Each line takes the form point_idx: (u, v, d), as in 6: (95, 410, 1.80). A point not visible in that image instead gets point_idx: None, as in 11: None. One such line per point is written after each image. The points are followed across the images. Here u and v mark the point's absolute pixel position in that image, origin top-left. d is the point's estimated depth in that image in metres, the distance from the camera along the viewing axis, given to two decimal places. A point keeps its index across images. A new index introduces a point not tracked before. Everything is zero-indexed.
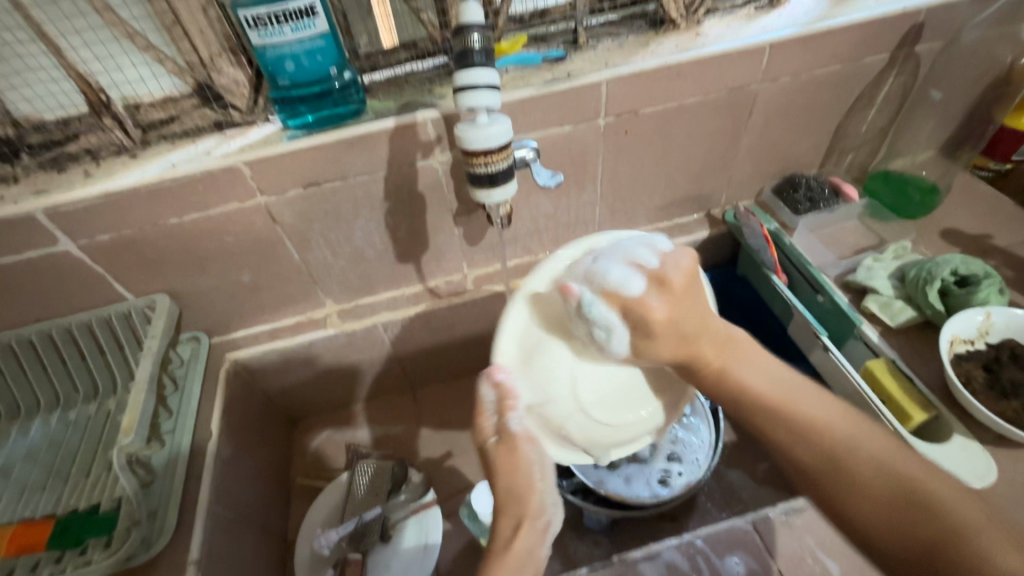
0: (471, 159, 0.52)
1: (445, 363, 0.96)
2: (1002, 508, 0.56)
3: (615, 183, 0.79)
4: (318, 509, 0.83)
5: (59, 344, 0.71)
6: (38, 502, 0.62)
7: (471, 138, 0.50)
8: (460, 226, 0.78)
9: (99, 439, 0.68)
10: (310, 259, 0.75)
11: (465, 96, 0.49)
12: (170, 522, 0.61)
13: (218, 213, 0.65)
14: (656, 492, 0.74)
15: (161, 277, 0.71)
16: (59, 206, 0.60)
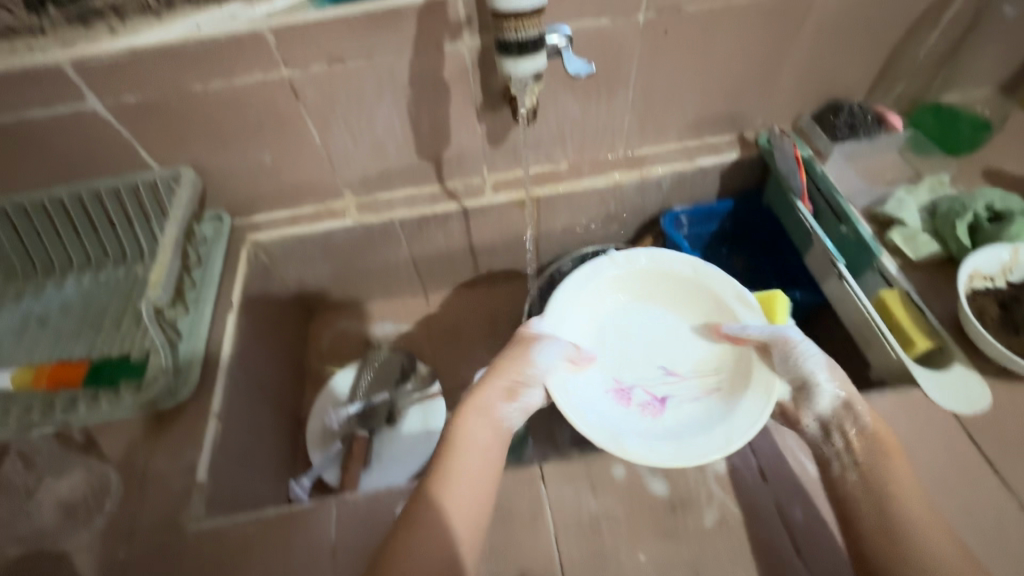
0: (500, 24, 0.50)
1: (459, 270, 0.98)
2: (991, 434, 0.57)
3: (647, 90, 0.76)
4: (330, 391, 0.88)
5: (87, 206, 0.73)
6: (73, 347, 0.66)
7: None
8: (483, 123, 0.76)
9: (127, 299, 0.71)
10: (331, 144, 0.75)
11: None
12: (192, 377, 0.65)
13: (241, 83, 0.65)
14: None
15: (185, 149, 0.71)
16: (85, 60, 0.60)
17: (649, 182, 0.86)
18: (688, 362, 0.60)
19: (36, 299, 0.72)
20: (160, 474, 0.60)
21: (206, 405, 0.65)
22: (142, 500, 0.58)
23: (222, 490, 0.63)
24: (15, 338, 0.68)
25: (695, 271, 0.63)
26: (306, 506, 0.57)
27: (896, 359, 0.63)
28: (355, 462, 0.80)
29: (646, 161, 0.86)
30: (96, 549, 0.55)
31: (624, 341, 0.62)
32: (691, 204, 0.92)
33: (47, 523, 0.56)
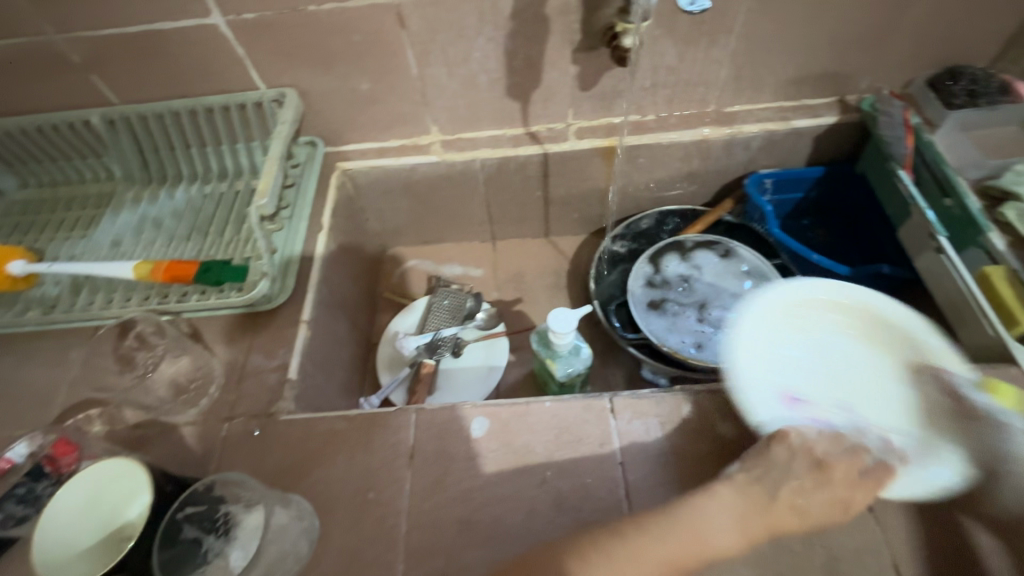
0: None
1: (530, 218, 0.99)
2: None
3: (751, 40, 0.73)
4: (401, 322, 0.93)
5: (200, 121, 0.78)
6: (184, 249, 0.73)
7: None
8: (577, 64, 0.75)
9: (230, 211, 0.77)
10: (427, 77, 0.76)
11: None
12: (288, 285, 0.70)
13: (352, 6, 0.67)
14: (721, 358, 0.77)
15: (292, 71, 0.75)
16: None
17: (738, 141, 0.84)
18: (866, 406, 0.56)
19: (152, 205, 0.79)
20: (258, 368, 0.65)
21: (298, 313, 0.70)
22: (242, 388, 0.64)
23: (309, 391, 0.68)
24: (136, 238, 0.76)
25: (909, 331, 0.59)
26: (387, 411, 0.62)
27: (994, 337, 0.61)
28: (422, 388, 0.83)
29: (737, 119, 0.83)
30: (202, 426, 0.62)
31: (802, 358, 0.60)
32: (778, 169, 0.89)
33: (162, 399, 0.63)
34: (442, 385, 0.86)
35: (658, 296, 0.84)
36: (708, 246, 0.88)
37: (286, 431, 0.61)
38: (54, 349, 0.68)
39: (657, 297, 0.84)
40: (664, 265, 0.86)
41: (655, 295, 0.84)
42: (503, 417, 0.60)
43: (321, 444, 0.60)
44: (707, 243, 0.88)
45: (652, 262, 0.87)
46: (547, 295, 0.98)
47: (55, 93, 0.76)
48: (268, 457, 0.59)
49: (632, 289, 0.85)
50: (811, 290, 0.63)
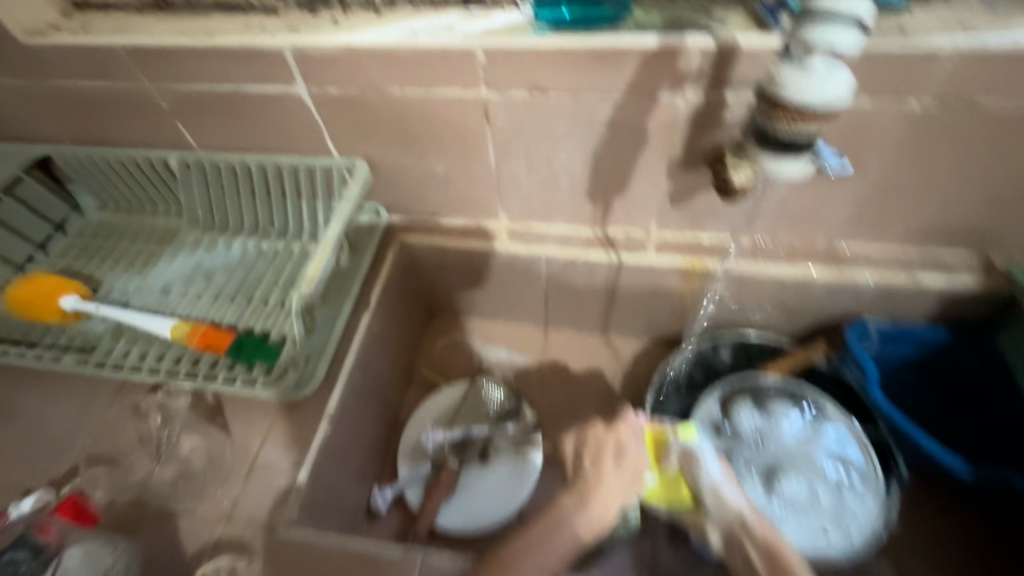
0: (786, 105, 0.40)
1: (589, 316, 0.90)
2: None
3: (883, 185, 0.62)
4: (430, 408, 0.86)
5: (269, 178, 0.76)
6: (226, 311, 0.70)
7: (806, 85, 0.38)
8: (671, 180, 0.67)
9: (280, 275, 0.74)
10: (504, 169, 0.71)
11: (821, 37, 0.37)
12: (318, 374, 0.64)
13: (439, 95, 0.62)
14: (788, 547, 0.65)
15: (366, 144, 0.71)
16: (304, 48, 0.61)
17: (846, 286, 0.72)
18: None
19: (208, 253, 0.78)
20: (270, 463, 0.60)
21: (323, 405, 0.64)
22: (248, 485, 0.59)
23: (319, 496, 0.62)
24: (184, 288, 0.74)
25: None
26: (394, 551, 0.55)
27: None
28: (439, 491, 0.77)
29: (849, 261, 0.71)
30: (201, 521, 0.57)
31: None
32: (891, 320, 0.76)
33: (167, 479, 0.59)
34: (459, 495, 0.78)
35: (723, 447, 0.73)
36: (791, 396, 0.75)
37: (284, 549, 0.56)
38: (83, 395, 0.66)
39: (721, 450, 0.73)
40: (736, 412, 0.75)
41: (718, 447, 0.73)
42: None
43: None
44: (791, 394, 0.75)
45: (723, 404, 0.76)
46: (595, 405, 0.89)
47: (142, 132, 0.77)
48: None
49: (695, 435, 0.74)
50: None
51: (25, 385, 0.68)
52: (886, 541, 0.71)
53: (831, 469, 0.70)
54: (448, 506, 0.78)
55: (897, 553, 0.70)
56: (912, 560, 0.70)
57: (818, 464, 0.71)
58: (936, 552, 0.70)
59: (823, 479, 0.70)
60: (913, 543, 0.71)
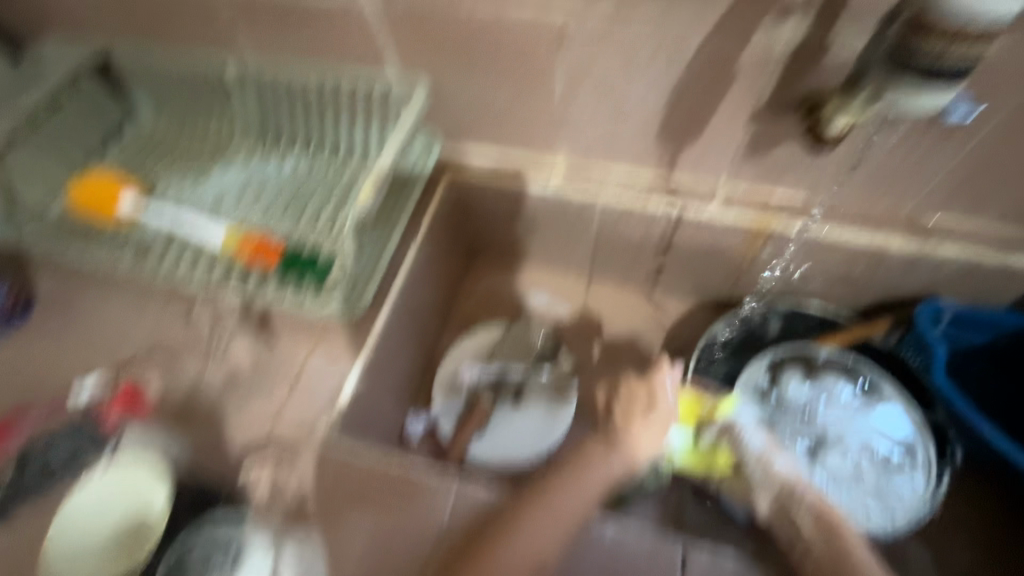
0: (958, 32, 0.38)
1: (637, 270, 0.87)
2: None
3: (996, 149, 0.56)
4: (468, 345, 0.86)
5: (326, 94, 0.74)
6: (277, 227, 0.70)
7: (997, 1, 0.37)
8: (752, 126, 0.62)
9: (331, 196, 0.73)
10: (570, 102, 0.67)
11: None
12: (366, 297, 0.63)
13: (512, 10, 0.58)
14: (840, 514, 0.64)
15: (429, 64, 0.68)
16: None
17: (925, 260, 0.67)
18: None
19: (260, 168, 0.77)
20: (313, 378, 0.61)
21: (367, 328, 0.64)
22: (292, 396, 0.60)
23: (358, 415, 0.63)
24: (236, 201, 0.74)
25: None
26: (431, 473, 0.55)
27: None
28: (471, 426, 0.77)
29: (935, 233, 0.66)
30: (247, 424, 0.59)
31: None
32: (965, 303, 0.71)
33: (217, 382, 0.61)
34: (490, 432, 0.78)
35: (767, 419, 0.71)
36: (844, 370, 0.73)
37: (324, 459, 0.57)
38: (138, 293, 0.68)
39: (764, 422, 0.70)
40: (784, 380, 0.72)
41: (762, 420, 0.70)
42: None
43: (355, 487, 0.55)
44: (845, 368, 0.72)
45: (771, 372, 0.73)
46: (633, 360, 0.87)
47: (202, 36, 0.75)
48: (300, 482, 0.56)
49: (740, 403, 0.71)
50: None
51: (86, 280, 0.70)
52: (927, 526, 0.69)
53: (878, 446, 0.68)
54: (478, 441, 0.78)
55: (936, 541, 0.68)
56: (952, 549, 0.67)
57: (865, 440, 0.69)
58: (979, 543, 0.68)
59: (869, 455, 0.68)
60: (956, 530, 0.68)
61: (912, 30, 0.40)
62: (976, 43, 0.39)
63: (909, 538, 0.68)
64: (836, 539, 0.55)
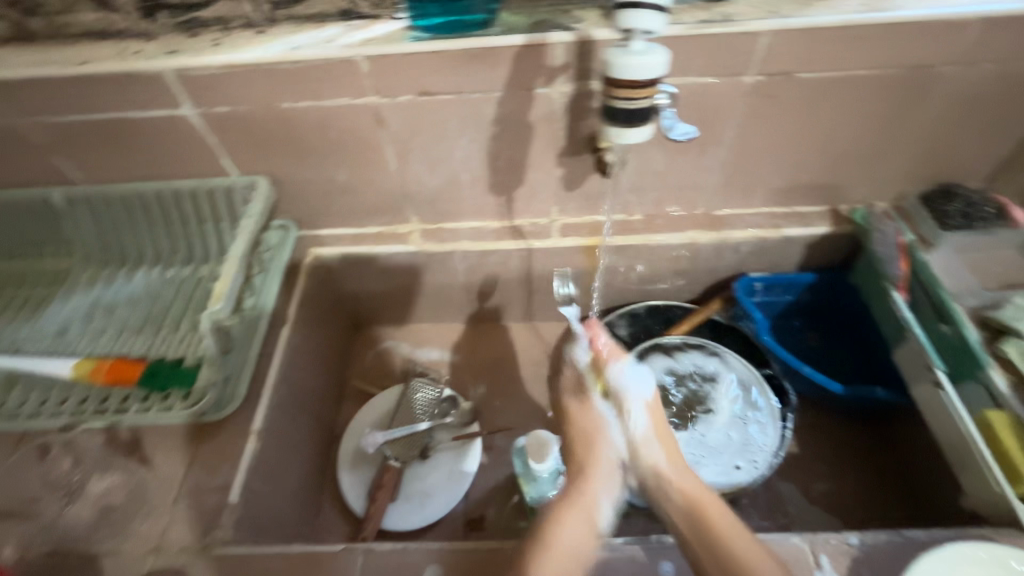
0: (612, 90, 0.45)
1: (510, 304, 0.95)
2: None
3: (741, 153, 0.71)
4: (369, 413, 0.87)
5: (167, 204, 0.75)
6: (133, 344, 0.68)
7: (622, 62, 0.43)
8: (562, 166, 0.73)
9: (189, 301, 0.73)
10: (406, 172, 0.74)
11: (626, 16, 0.42)
12: (240, 392, 0.65)
13: (330, 104, 0.65)
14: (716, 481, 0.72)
15: (265, 160, 0.72)
16: (186, 69, 0.61)
17: (727, 246, 0.81)
18: None
19: (108, 288, 0.75)
20: (196, 487, 0.59)
21: (247, 423, 0.64)
22: (175, 512, 0.58)
23: (251, 512, 0.62)
24: (84, 327, 0.71)
25: None
26: (334, 550, 0.55)
27: (999, 494, 0.55)
28: (383, 494, 0.77)
29: (726, 223, 0.81)
30: (126, 557, 0.55)
31: None
32: (768, 273, 0.86)
33: (85, 523, 0.57)
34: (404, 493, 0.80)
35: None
36: (699, 348, 0.84)
37: (217, 570, 0.55)
38: None
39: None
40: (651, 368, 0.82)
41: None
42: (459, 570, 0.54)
43: None
44: (701, 346, 0.83)
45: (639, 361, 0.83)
46: (527, 388, 0.93)
47: (16, 169, 0.72)
48: None
49: None
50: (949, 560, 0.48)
51: None
52: (791, 464, 0.79)
53: (742, 408, 0.78)
54: (398, 506, 0.79)
55: (801, 476, 0.78)
56: (813, 479, 0.78)
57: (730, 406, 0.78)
58: (833, 466, 0.78)
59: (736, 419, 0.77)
60: (812, 461, 0.79)
61: (611, 91, 0.45)
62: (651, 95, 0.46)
63: (779, 479, 0.78)
64: (710, 531, 0.51)
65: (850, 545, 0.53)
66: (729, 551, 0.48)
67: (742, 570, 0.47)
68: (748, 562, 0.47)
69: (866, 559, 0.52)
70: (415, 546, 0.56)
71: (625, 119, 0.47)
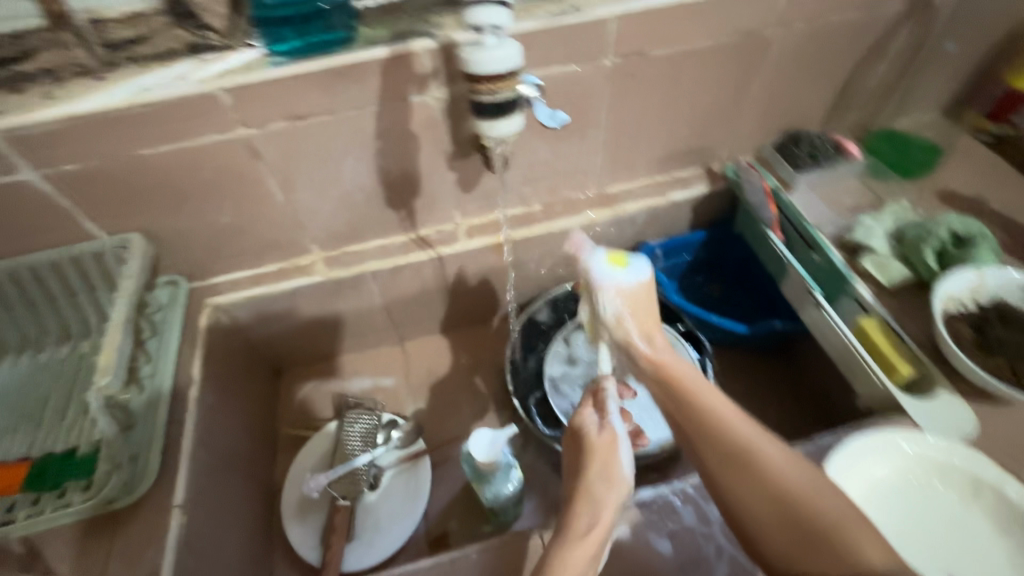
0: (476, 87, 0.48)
1: (434, 314, 0.94)
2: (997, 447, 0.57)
3: (617, 130, 0.76)
4: (307, 456, 0.83)
5: (23, 282, 0.66)
6: (11, 445, 0.61)
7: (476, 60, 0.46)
8: (454, 170, 0.74)
9: (72, 384, 0.66)
10: (296, 201, 0.71)
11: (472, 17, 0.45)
12: (151, 468, 0.59)
13: (197, 144, 0.61)
14: (660, 438, 0.76)
15: (134, 214, 0.66)
16: (15, 130, 0.55)
17: (623, 219, 0.87)
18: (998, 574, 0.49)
19: None
20: None
21: (168, 498, 0.58)
22: None
23: None
24: None
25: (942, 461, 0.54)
26: None
27: (884, 389, 0.65)
28: (338, 536, 0.74)
29: (619, 198, 0.86)
30: None
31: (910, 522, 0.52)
32: (665, 238, 0.92)
33: None
34: (360, 530, 0.77)
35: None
36: None
37: None
38: None
39: None
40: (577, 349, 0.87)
41: None
42: None
43: None
44: None
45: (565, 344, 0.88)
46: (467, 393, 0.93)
47: None
48: None
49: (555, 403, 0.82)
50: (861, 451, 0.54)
51: None
52: None
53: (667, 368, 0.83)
54: (356, 544, 0.76)
55: None
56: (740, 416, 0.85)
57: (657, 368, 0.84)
58: (753, 400, 0.86)
59: None
60: (735, 399, 0.86)
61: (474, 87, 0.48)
62: (511, 89, 0.49)
63: None
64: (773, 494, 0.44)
65: None
66: (724, 427, 0.47)
67: (742, 450, 0.46)
68: (733, 425, 0.47)
69: None
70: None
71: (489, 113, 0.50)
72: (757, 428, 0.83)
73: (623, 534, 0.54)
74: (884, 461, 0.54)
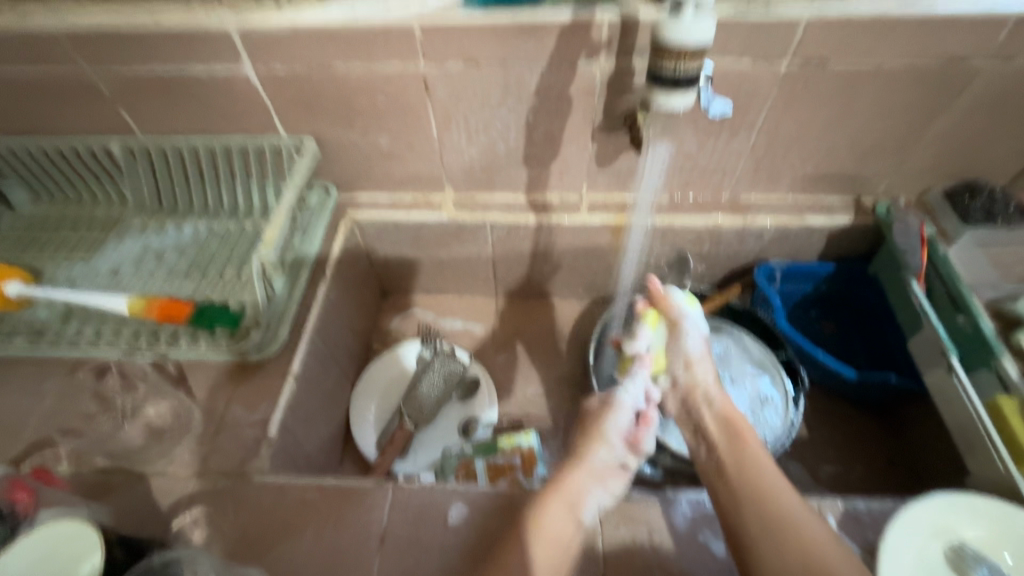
0: (660, 54, 0.49)
1: (536, 276, 0.97)
2: None
3: (771, 140, 0.74)
4: (386, 371, 0.90)
5: (216, 158, 0.78)
6: (181, 287, 0.72)
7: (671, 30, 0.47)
8: (596, 143, 0.75)
9: (235, 249, 0.77)
10: (446, 141, 0.77)
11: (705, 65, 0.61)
12: (282, 335, 0.69)
13: (379, 68, 0.68)
14: None
15: (314, 122, 0.76)
16: (270, 68, 0.69)
17: (750, 231, 0.83)
18: None
19: (157, 236, 0.79)
20: (238, 421, 0.63)
21: (286, 365, 0.68)
22: (218, 442, 0.62)
23: (287, 449, 0.65)
24: (136, 270, 0.75)
25: (998, 520, 0.51)
26: (365, 484, 0.59)
27: (1005, 475, 0.57)
28: (393, 449, 0.80)
29: (751, 208, 0.83)
30: (173, 479, 0.59)
31: None
32: (788, 260, 0.88)
33: (136, 445, 0.61)
34: (411, 451, 0.84)
35: None
36: (714, 331, 0.85)
37: (259, 494, 0.58)
38: (35, 376, 0.66)
39: None
40: None
41: None
42: (483, 506, 0.57)
43: (291, 513, 0.57)
44: (713, 326, 0.85)
45: None
46: (542, 359, 0.96)
47: (76, 115, 0.76)
48: (233, 522, 0.57)
49: None
50: (930, 507, 0.51)
51: None
52: (799, 446, 0.81)
53: (755, 388, 0.80)
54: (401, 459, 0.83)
55: (806, 454, 0.81)
56: (822, 455, 0.80)
57: (746, 384, 0.80)
58: (838, 449, 0.81)
59: (748, 396, 0.79)
60: (819, 444, 0.81)
61: (658, 55, 0.49)
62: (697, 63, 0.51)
63: (789, 459, 0.80)
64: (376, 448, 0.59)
65: (856, 508, 0.55)
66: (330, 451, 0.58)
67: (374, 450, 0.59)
68: None
69: (870, 521, 0.54)
70: (456, 488, 0.58)
71: (670, 82, 0.50)
72: (844, 474, 0.78)
73: (679, 520, 0.55)
74: (945, 539, 0.50)
